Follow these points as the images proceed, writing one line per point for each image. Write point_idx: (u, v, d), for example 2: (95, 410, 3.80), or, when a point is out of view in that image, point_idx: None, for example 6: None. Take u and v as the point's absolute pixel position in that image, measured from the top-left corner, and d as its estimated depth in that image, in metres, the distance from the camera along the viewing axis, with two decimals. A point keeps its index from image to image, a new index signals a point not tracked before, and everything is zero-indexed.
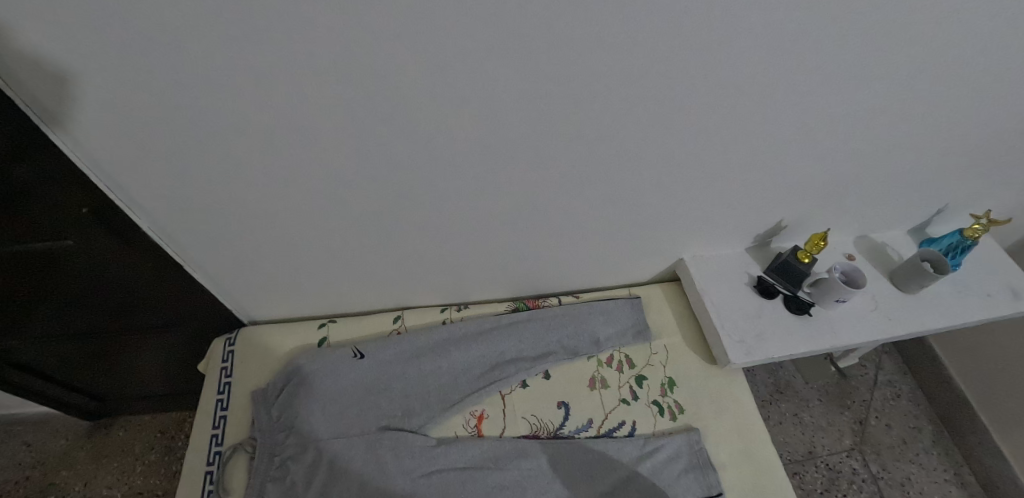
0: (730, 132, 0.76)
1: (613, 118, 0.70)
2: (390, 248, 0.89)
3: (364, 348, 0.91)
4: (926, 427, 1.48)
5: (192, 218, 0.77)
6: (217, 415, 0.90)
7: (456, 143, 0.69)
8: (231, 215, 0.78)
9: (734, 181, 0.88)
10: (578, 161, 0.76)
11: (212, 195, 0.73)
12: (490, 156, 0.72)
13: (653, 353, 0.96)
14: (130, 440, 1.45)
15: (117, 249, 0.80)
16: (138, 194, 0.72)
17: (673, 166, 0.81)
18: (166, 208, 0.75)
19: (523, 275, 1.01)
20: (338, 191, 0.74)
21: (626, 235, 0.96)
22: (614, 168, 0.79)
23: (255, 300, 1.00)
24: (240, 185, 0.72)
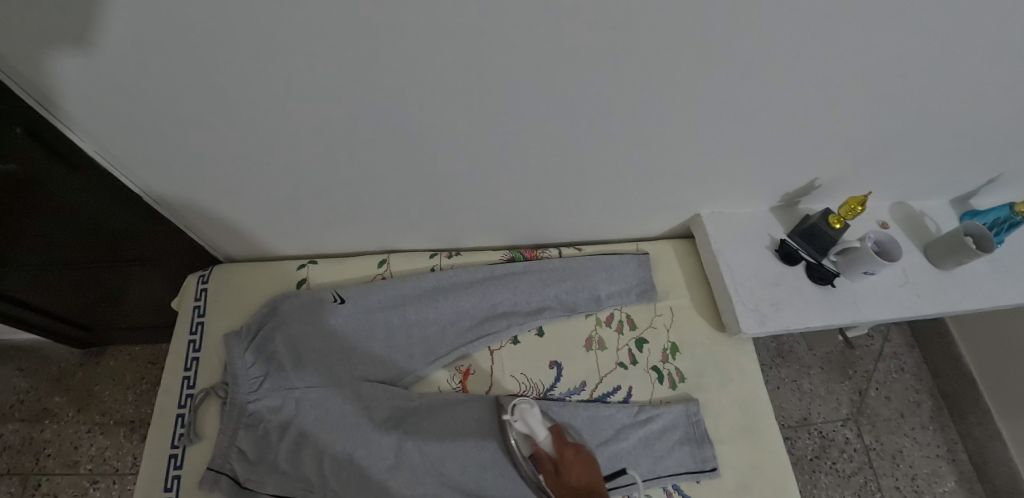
0: (778, 68, 0.63)
1: (640, 43, 0.57)
2: (373, 187, 0.80)
3: (344, 292, 0.85)
4: (927, 402, 1.43)
5: (143, 143, 0.68)
6: (189, 356, 0.85)
7: (449, 66, 0.57)
8: (190, 141, 0.68)
9: (770, 130, 0.76)
10: (591, 95, 0.65)
11: (159, 116, 0.63)
12: (487, 83, 0.61)
13: (657, 314, 0.88)
14: (122, 370, 1.44)
15: (62, 176, 0.70)
16: (70, 111, 0.62)
17: (703, 108, 0.69)
18: (110, 130, 0.65)
19: (522, 223, 0.92)
20: (310, 116, 0.64)
21: (639, 185, 0.86)
22: (633, 107, 0.68)
23: (227, 234, 0.91)
24: (194, 108, 0.62)
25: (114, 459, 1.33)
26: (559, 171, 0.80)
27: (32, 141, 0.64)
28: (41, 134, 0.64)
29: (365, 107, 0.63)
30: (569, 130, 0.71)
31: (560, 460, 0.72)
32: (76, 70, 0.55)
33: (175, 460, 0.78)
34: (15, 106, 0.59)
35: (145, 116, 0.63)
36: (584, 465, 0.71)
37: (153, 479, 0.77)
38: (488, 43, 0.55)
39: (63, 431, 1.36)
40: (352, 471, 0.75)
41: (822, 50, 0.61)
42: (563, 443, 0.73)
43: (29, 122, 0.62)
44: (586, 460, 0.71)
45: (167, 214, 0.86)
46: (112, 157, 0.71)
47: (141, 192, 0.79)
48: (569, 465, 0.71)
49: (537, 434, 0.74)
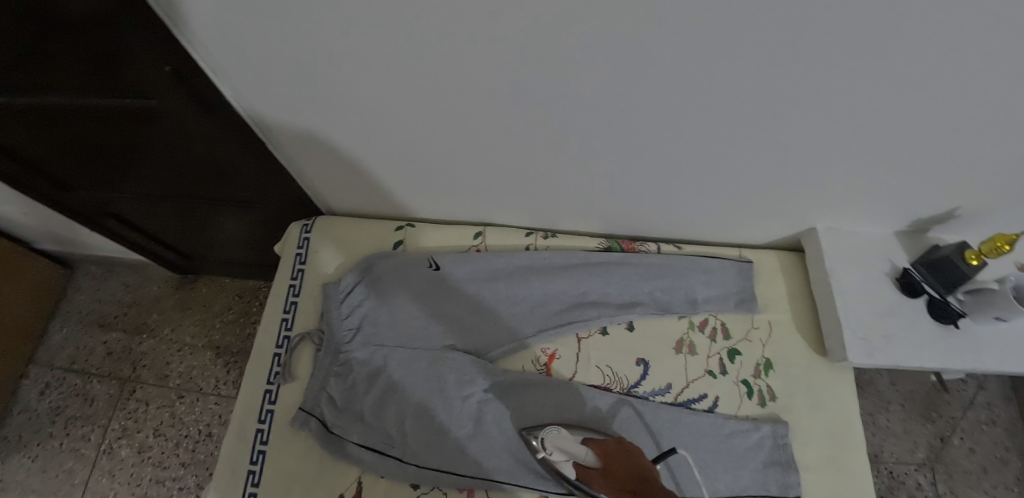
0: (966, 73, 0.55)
1: (814, 27, 0.51)
2: (483, 155, 0.79)
3: (440, 259, 0.86)
4: (1018, 462, 1.30)
5: (276, 87, 0.71)
6: (288, 300, 0.89)
7: (599, 32, 0.54)
8: (321, 88, 0.70)
9: (928, 143, 0.68)
10: (739, 82, 0.60)
11: (297, 59, 0.65)
12: (632, 54, 0.57)
13: (754, 327, 0.84)
14: (212, 298, 1.55)
15: (195, 112, 0.75)
16: (214, 47, 0.65)
17: (858, 110, 0.63)
18: (252, 71, 0.69)
19: (622, 212, 0.89)
20: (442, 72, 0.63)
21: (758, 187, 0.80)
22: (781, 100, 0.62)
23: (333, 186, 0.94)
24: (333, 57, 0.64)
25: (199, 379, 1.45)
26: (676, 161, 0.76)
27: (175, 78, 0.68)
28: (184, 70, 0.68)
29: (500, 69, 0.62)
30: (699, 119, 0.67)
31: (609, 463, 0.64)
32: (233, 12, 0.58)
33: (270, 395, 0.83)
34: (165, 40, 0.63)
35: (282, 59, 0.65)
36: (631, 457, 0.64)
37: (248, 410, 0.82)
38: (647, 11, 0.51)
39: (158, 346, 1.50)
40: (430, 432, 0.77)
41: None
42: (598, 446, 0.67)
43: (177, 58, 0.66)
44: (631, 454, 0.64)
45: (283, 161, 0.90)
46: (243, 99, 0.75)
47: (262, 135, 0.83)
48: (619, 464, 0.63)
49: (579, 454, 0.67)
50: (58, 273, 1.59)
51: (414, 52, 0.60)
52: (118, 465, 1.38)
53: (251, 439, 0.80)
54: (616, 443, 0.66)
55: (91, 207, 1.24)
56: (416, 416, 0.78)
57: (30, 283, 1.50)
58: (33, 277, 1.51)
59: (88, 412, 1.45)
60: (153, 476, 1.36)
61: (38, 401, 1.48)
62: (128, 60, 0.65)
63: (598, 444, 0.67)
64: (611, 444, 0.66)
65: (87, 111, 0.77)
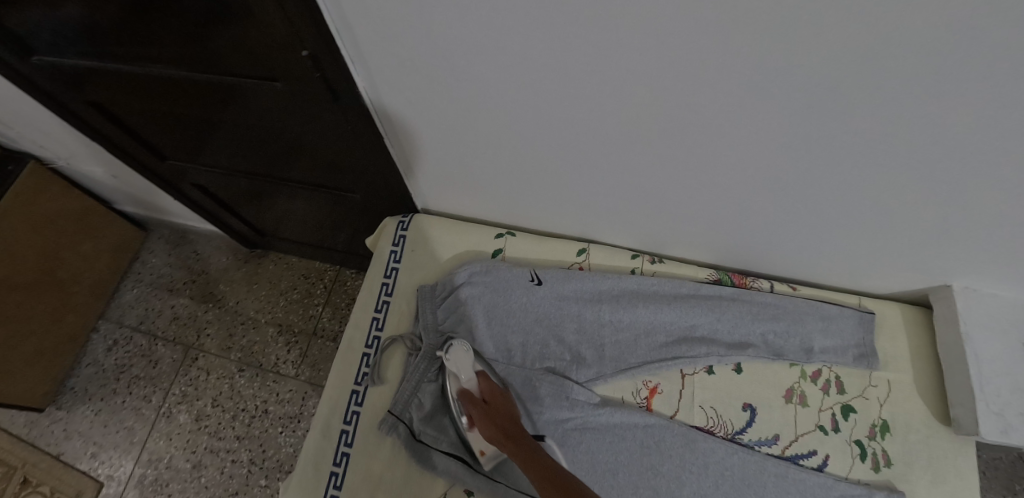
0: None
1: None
2: (606, 172, 0.76)
3: (542, 274, 0.84)
4: None
5: (418, 84, 0.68)
6: (380, 298, 0.88)
7: (809, 54, 0.49)
8: (461, 89, 0.67)
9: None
10: (943, 125, 0.53)
11: (446, 55, 0.62)
12: (834, 81, 0.51)
13: (872, 385, 0.79)
14: (278, 276, 1.56)
15: (321, 97, 0.73)
16: (364, 37, 0.63)
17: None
18: (399, 67, 0.66)
19: (738, 246, 0.84)
20: (602, 82, 0.59)
21: (905, 237, 0.74)
22: (979, 151, 0.56)
23: (435, 186, 0.92)
24: (483, 61, 0.61)
25: (259, 355, 1.47)
26: (824, 199, 0.70)
27: (311, 63, 0.66)
28: (320, 56, 0.65)
29: (671, 84, 0.57)
30: (871, 158, 0.61)
31: (488, 399, 0.75)
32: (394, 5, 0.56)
33: (357, 396, 0.82)
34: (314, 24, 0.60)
35: (432, 53, 0.62)
36: (506, 400, 0.75)
37: (334, 408, 0.82)
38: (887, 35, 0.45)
39: (223, 317, 1.53)
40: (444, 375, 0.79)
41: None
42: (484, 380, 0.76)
43: (320, 44, 0.63)
44: (509, 399, 0.75)
45: (397, 158, 0.88)
46: (376, 93, 0.73)
47: (385, 130, 0.81)
48: (496, 402, 0.74)
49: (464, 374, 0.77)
50: (135, 233, 1.63)
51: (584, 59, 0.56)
52: (175, 429, 1.41)
53: (336, 440, 0.80)
54: (502, 388, 0.77)
55: (178, 173, 1.25)
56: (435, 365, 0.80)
57: (110, 241, 1.54)
58: (113, 235, 1.55)
59: (152, 374, 1.49)
60: (208, 445, 1.39)
61: (106, 356, 1.53)
62: (270, 43, 0.65)
63: (488, 380, 0.76)
64: (496, 385, 0.76)
65: (213, 81, 0.79)
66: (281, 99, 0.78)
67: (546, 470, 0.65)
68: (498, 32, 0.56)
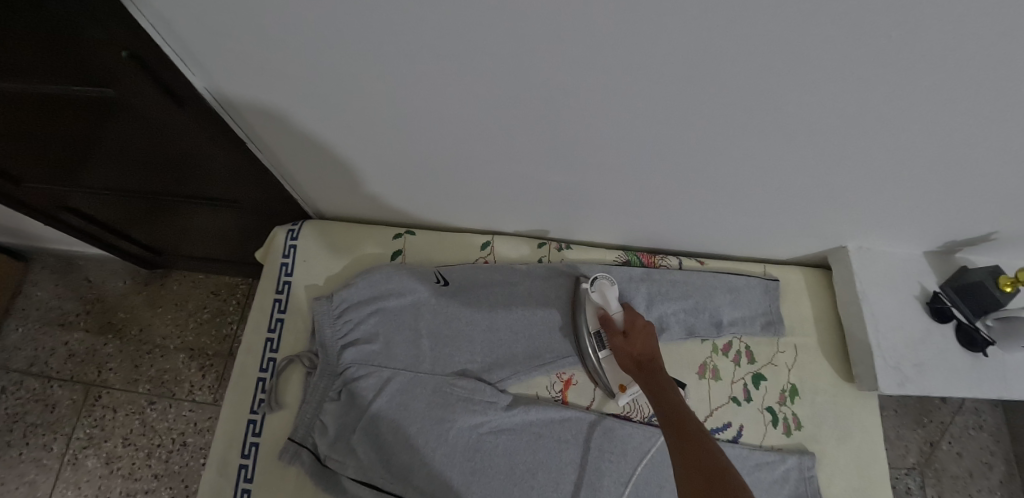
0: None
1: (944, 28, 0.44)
2: (498, 163, 0.71)
3: (448, 274, 0.80)
4: (999, 466, 1.19)
5: (265, 77, 0.60)
6: (273, 316, 0.80)
7: (682, 25, 0.45)
8: (319, 82, 0.60)
9: (1001, 165, 0.62)
10: (818, 92, 0.53)
11: (293, 48, 0.55)
12: (711, 53, 0.48)
13: (779, 351, 0.80)
14: (185, 296, 1.43)
15: (163, 105, 0.63)
16: (189, 30, 0.54)
17: (932, 128, 0.57)
18: (238, 59, 0.58)
19: (643, 226, 0.83)
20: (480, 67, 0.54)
21: (796, 204, 0.74)
22: (853, 115, 0.56)
23: (324, 189, 0.84)
24: (333, 51, 0.54)
25: (172, 384, 1.35)
26: (719, 173, 0.69)
27: (137, 66, 0.57)
28: (145, 56, 0.56)
29: (549, 66, 0.53)
30: (757, 129, 0.59)
31: (629, 327, 0.72)
32: None
33: (254, 426, 0.75)
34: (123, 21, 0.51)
35: (274, 44, 0.54)
36: (649, 336, 0.71)
37: (229, 444, 0.74)
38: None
39: (126, 347, 1.39)
40: (584, 308, 0.76)
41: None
42: (634, 314, 0.73)
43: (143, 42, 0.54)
44: (648, 336, 0.70)
45: (265, 159, 0.79)
46: (217, 89, 0.64)
47: (241, 130, 0.72)
48: (637, 330, 0.71)
49: (611, 306, 0.74)
50: (9, 265, 1.44)
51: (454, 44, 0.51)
52: (84, 476, 1.28)
53: (234, 477, 0.73)
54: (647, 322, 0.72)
55: (42, 198, 1.09)
56: (575, 303, 0.77)
57: None
58: None
59: (49, 420, 1.33)
60: (122, 489, 1.26)
61: None
62: (77, 47, 0.54)
63: (633, 315, 0.73)
64: (642, 320, 0.72)
65: (29, 98, 0.65)
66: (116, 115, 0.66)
67: (673, 410, 0.60)
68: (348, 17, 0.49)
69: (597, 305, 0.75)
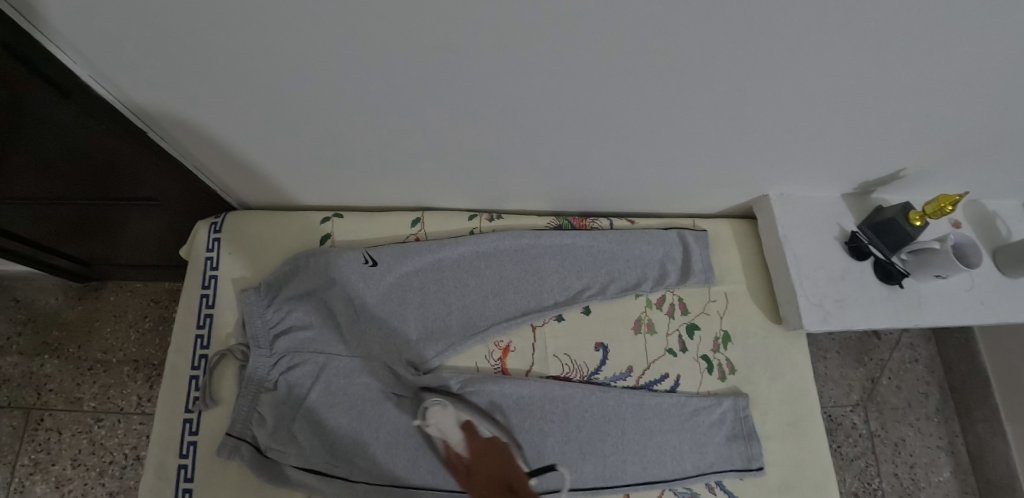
0: (971, 19, 0.50)
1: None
2: (414, 141, 0.69)
3: (376, 254, 0.77)
4: (934, 394, 1.27)
5: (151, 57, 0.53)
6: (202, 313, 0.77)
7: None
8: (218, 65, 0.55)
9: (906, 102, 0.64)
10: (717, 45, 0.53)
11: (173, 27, 0.49)
12: (609, 9, 0.47)
13: (711, 300, 0.82)
14: (122, 306, 1.22)
15: (41, 97, 0.56)
16: (64, 24, 0.49)
17: (839, 69, 0.57)
18: (124, 52, 0.53)
19: (572, 191, 0.84)
20: (371, 43, 0.51)
21: (715, 159, 0.76)
22: (763, 61, 0.55)
23: (242, 178, 0.81)
24: (216, 28, 0.49)
25: (118, 398, 1.14)
26: (640, 131, 0.68)
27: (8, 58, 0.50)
28: (32, 60, 0.52)
29: (448, 36, 0.50)
30: (672, 82, 0.59)
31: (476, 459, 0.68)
32: None
33: (191, 425, 0.72)
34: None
35: (158, 30, 0.49)
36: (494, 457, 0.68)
37: (165, 446, 0.71)
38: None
39: (64, 367, 1.16)
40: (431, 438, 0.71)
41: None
42: (473, 439, 0.69)
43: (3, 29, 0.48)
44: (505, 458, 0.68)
45: (170, 148, 0.72)
46: (108, 81, 0.58)
47: (135, 117, 0.65)
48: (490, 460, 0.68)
49: (449, 437, 0.69)
50: None
51: (341, 12, 0.47)
52: None
53: (174, 478, 0.70)
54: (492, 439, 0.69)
55: None
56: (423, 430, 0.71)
57: None
58: None
59: None
60: None
61: None
62: None
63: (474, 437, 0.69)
64: (484, 440, 0.69)
65: None
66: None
67: None
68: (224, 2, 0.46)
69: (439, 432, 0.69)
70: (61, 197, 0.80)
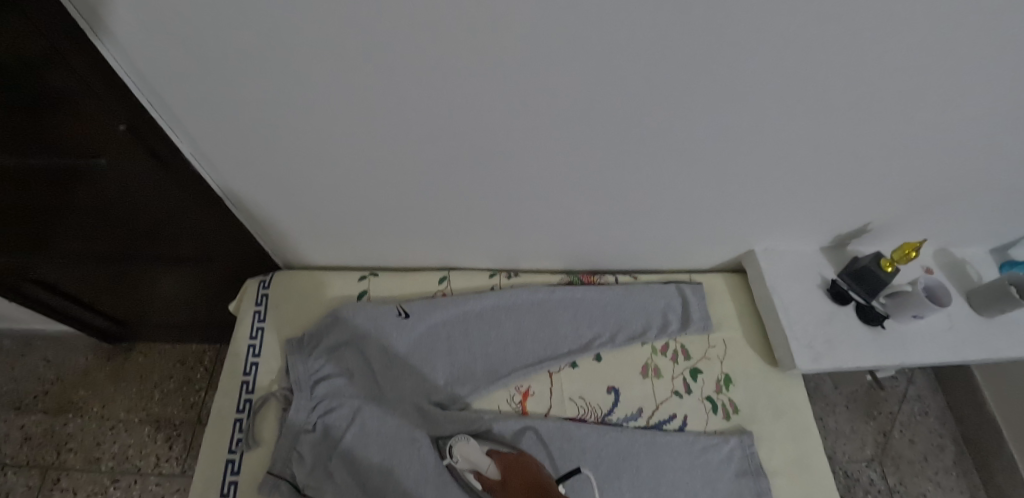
0: (901, 103, 0.64)
1: (794, 58, 0.56)
2: (444, 208, 0.81)
3: (408, 306, 0.86)
4: (950, 446, 1.29)
5: (242, 138, 0.66)
6: (249, 360, 0.85)
7: (573, 85, 0.58)
8: (295, 145, 0.67)
9: (861, 165, 0.76)
10: (696, 125, 0.65)
11: (268, 116, 0.62)
12: (607, 100, 0.60)
13: (711, 346, 0.90)
14: (149, 366, 1.25)
15: (145, 168, 0.67)
16: (185, 113, 0.62)
17: (798, 142, 0.70)
18: (224, 136, 0.66)
19: (579, 251, 0.94)
20: (418, 128, 0.64)
21: (704, 218, 0.87)
22: (735, 137, 0.68)
23: (291, 242, 0.92)
24: (299, 116, 0.62)
25: (136, 458, 1.14)
26: (638, 196, 0.80)
27: (132, 137, 0.62)
28: (149, 140, 0.64)
29: (480, 121, 0.63)
30: (662, 155, 0.71)
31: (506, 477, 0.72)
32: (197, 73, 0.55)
33: (233, 465, 0.77)
34: (124, 98, 0.57)
35: (256, 118, 0.62)
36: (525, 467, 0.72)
37: (209, 484, 0.76)
38: (655, 47, 0.53)
39: (87, 425, 1.17)
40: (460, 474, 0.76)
41: (958, 85, 0.61)
42: (505, 458, 0.73)
43: (134, 114, 0.60)
44: (527, 465, 0.72)
45: (238, 214, 0.84)
46: (204, 158, 0.70)
47: (216, 186, 0.77)
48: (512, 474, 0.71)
49: (480, 465, 0.74)
50: None
51: (400, 105, 0.60)
52: None
53: None
54: (516, 453, 0.74)
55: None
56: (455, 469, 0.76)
57: None
58: None
59: None
60: None
61: None
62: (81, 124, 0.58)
63: (500, 456, 0.74)
64: (510, 455, 0.74)
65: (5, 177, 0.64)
66: (81, 177, 0.67)
67: None
68: (311, 99, 0.59)
69: (463, 464, 0.75)
70: (122, 256, 0.87)
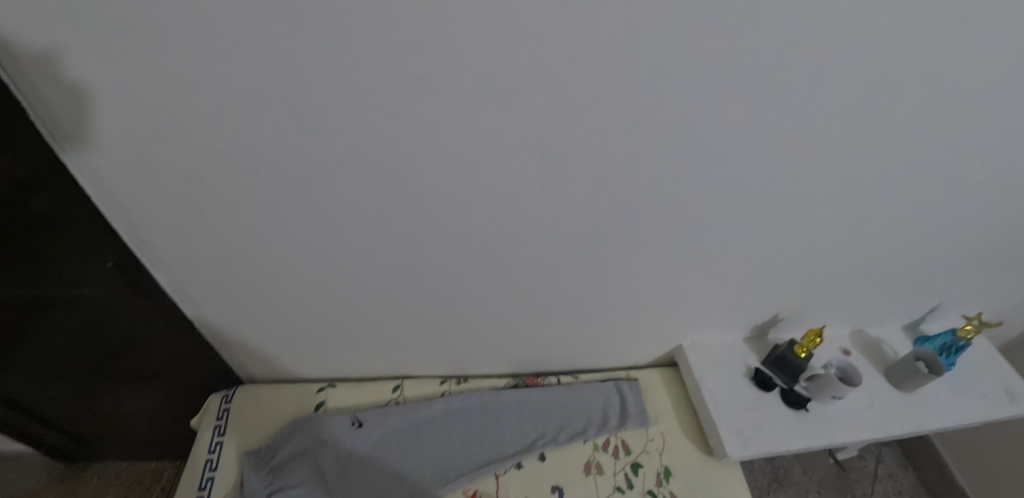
0: (764, 223, 0.76)
1: (660, 195, 0.69)
2: (393, 321, 0.90)
3: (362, 416, 0.92)
4: None
5: (212, 268, 0.77)
6: (204, 475, 0.88)
7: (484, 219, 0.71)
8: (258, 273, 0.78)
9: (754, 268, 0.87)
10: (598, 245, 0.78)
11: (234, 250, 0.74)
12: (517, 229, 0.73)
13: (650, 439, 0.96)
14: (104, 487, 1.23)
15: (125, 296, 0.76)
16: (163, 250, 0.73)
17: (690, 255, 0.82)
18: (195, 267, 0.76)
19: (523, 355, 1.03)
20: (362, 255, 0.76)
21: (629, 320, 0.97)
22: (635, 253, 0.80)
23: (255, 357, 0.99)
24: (260, 249, 0.74)
25: None
26: (565, 303, 0.91)
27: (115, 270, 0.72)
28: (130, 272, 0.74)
29: (414, 248, 0.75)
30: (577, 269, 0.83)
31: None
32: (176, 218, 0.68)
33: None
34: (112, 238, 0.69)
35: (224, 252, 0.74)
36: None
37: None
38: (545, 189, 0.66)
39: None
40: None
41: (804, 207, 0.74)
42: None
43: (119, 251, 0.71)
44: None
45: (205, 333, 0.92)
46: (178, 286, 0.80)
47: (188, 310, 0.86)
48: None
49: None
50: None
51: (343, 239, 0.72)
52: None
53: None
54: None
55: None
56: None
57: None
58: None
59: None
60: None
61: None
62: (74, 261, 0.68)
63: None
64: None
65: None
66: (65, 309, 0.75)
67: None
68: (270, 236, 0.71)
69: None
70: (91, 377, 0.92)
